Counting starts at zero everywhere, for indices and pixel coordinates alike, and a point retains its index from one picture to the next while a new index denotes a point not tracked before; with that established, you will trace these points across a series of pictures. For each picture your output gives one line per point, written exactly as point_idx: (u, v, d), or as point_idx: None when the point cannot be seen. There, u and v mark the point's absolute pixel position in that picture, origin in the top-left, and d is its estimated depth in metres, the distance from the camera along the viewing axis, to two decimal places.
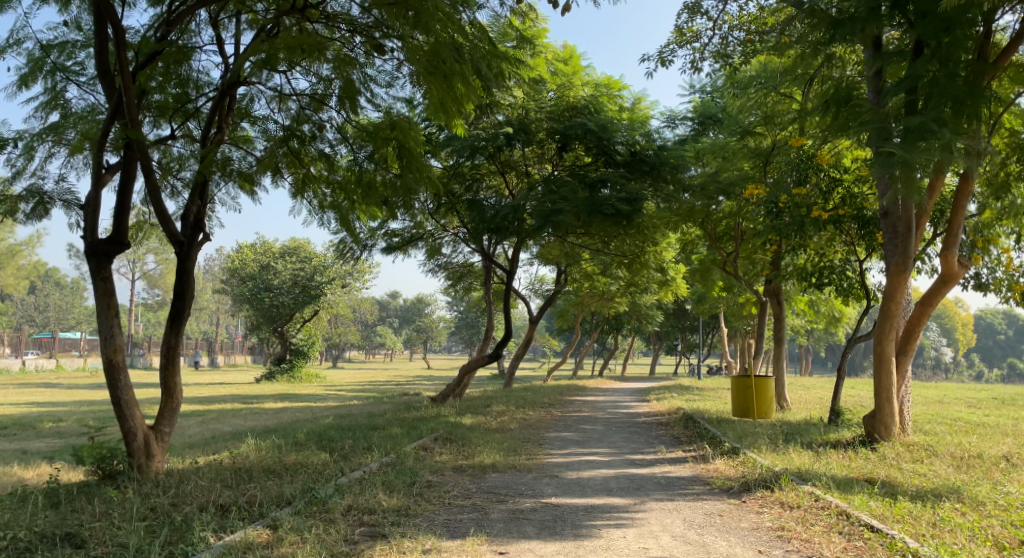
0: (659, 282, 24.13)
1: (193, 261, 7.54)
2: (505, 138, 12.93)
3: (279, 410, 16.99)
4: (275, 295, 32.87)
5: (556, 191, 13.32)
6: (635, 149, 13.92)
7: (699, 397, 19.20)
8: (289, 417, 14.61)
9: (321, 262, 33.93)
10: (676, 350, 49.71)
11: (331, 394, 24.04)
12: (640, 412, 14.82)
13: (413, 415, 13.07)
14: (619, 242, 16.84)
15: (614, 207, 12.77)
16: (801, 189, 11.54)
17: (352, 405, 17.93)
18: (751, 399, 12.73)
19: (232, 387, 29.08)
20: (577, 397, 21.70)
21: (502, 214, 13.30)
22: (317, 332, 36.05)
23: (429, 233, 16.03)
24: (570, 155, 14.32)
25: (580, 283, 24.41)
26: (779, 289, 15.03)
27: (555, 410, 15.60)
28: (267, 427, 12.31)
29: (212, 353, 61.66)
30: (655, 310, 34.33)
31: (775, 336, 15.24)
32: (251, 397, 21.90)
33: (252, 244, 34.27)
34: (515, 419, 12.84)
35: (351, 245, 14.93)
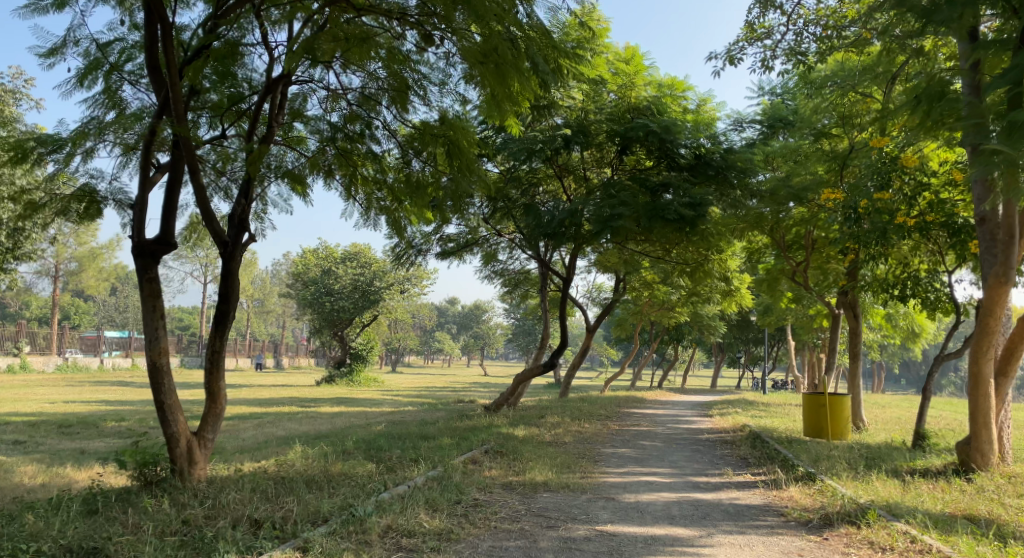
0: (723, 291, 23.25)
1: (239, 260, 7.30)
2: (563, 140, 12.42)
3: (333, 415, 16.84)
4: (335, 299, 33.06)
5: (615, 195, 12.77)
6: (700, 152, 13.25)
7: (766, 414, 18.31)
8: (342, 423, 14.41)
9: (380, 267, 33.98)
10: (740, 363, 48.32)
11: (387, 399, 23.89)
12: (703, 429, 14.11)
13: (465, 425, 12.68)
14: (682, 249, 16.12)
15: (677, 212, 12.14)
16: (882, 194, 10.70)
17: (406, 412, 17.68)
18: (825, 419, 11.90)
19: (291, 390, 29.32)
20: (637, 409, 21.01)
21: (559, 218, 12.80)
22: (376, 337, 36.16)
23: (485, 238, 15.64)
24: (631, 157, 13.71)
25: (640, 292, 23.71)
26: (856, 301, 14.10)
27: (613, 423, 15.01)
28: (317, 433, 12.08)
29: (275, 356, 62.81)
30: (718, 320, 33.28)
31: (851, 351, 14.35)
32: (308, 400, 21.92)
33: (314, 249, 34.56)
34: (571, 432, 12.32)
35: (406, 250, 14.62)
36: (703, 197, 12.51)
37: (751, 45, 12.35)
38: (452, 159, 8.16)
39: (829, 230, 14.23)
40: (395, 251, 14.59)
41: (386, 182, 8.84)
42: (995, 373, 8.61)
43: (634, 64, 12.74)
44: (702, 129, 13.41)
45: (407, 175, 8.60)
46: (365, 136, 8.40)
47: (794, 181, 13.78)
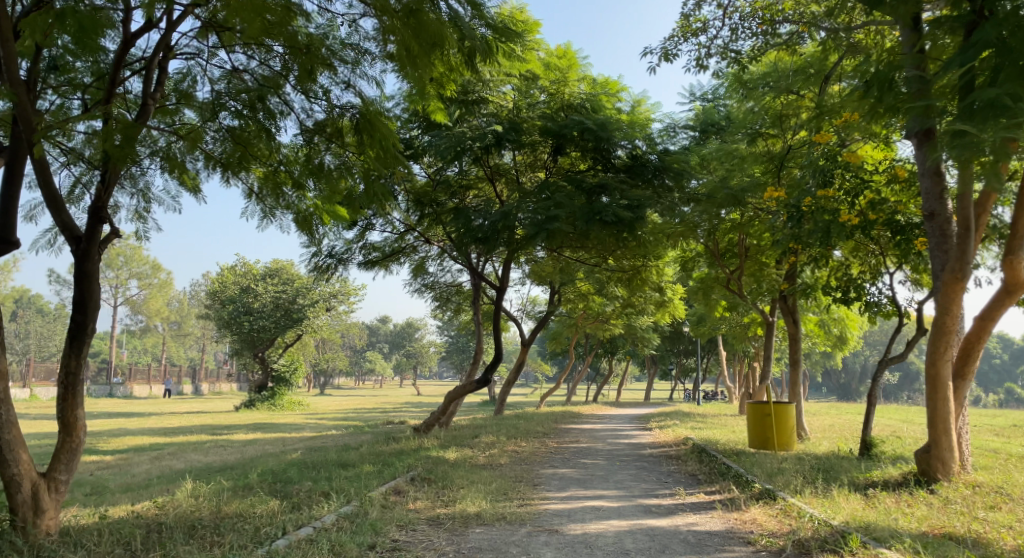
0: (657, 302, 22.83)
1: (95, 264, 6.29)
2: (494, 137, 11.63)
3: (247, 442, 15.47)
4: (254, 318, 31.41)
5: (550, 196, 12.08)
6: (637, 153, 12.79)
7: (705, 426, 17.82)
8: (254, 451, 13.14)
9: (303, 284, 32.47)
10: (673, 375, 48.56)
11: (309, 424, 22.48)
12: (645, 444, 13.42)
13: (391, 449, 11.62)
14: (619, 257, 15.44)
15: (615, 215, 11.55)
16: (829, 188, 10.25)
17: (328, 436, 16.48)
18: (771, 429, 11.35)
19: (206, 417, 27.50)
20: (573, 425, 20.29)
21: (490, 222, 12.01)
22: (300, 358, 34.51)
23: (413, 247, 14.69)
24: (565, 158, 13.02)
25: (574, 304, 23.07)
26: (795, 305, 13.66)
27: (551, 440, 14.18)
28: (224, 466, 10.81)
29: (194, 382, 59.85)
30: (652, 333, 33.07)
31: (791, 358, 13.87)
32: (221, 428, 20.34)
33: (231, 266, 32.65)
34: (507, 453, 11.41)
35: (327, 260, 13.49)
36: (640, 199, 12.01)
37: (685, 41, 11.89)
38: (368, 146, 7.23)
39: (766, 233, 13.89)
40: (313, 261, 13.45)
41: (294, 177, 7.89)
42: (952, 375, 8.11)
43: (565, 57, 12.04)
44: (640, 128, 12.82)
45: (317, 169, 7.65)
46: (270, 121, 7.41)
47: (732, 181, 13.29)
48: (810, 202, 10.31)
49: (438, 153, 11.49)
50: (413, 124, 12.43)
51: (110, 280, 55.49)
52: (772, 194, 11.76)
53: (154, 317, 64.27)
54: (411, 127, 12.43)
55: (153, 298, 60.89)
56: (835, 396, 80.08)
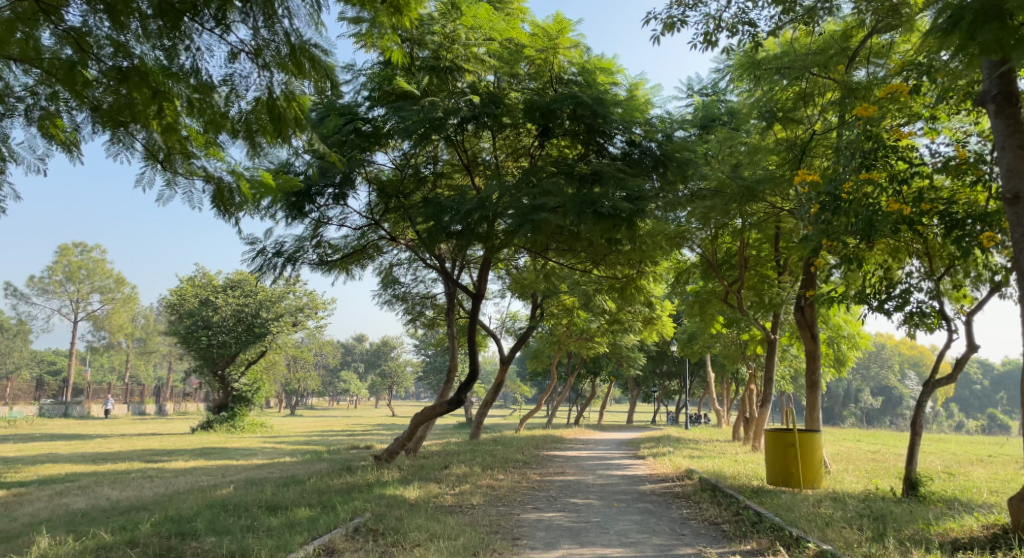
0: (645, 318, 21.05)
1: None
2: (471, 112, 9.83)
3: (182, 472, 13.44)
4: (212, 333, 29.28)
5: (536, 183, 10.33)
6: (635, 138, 11.03)
7: (702, 455, 16.07)
8: (182, 486, 11.16)
9: (267, 296, 30.38)
10: (655, 397, 47.08)
11: (264, 449, 20.37)
12: (641, 477, 11.62)
13: (343, 484, 9.73)
14: (612, 264, 13.64)
15: (612, 205, 9.87)
16: (875, 170, 8.47)
17: (280, 465, 14.51)
18: (793, 463, 9.54)
19: (154, 440, 25.24)
20: (556, 452, 18.44)
21: (466, 212, 10.20)
22: (262, 376, 32.34)
23: (377, 247, 12.82)
24: (554, 143, 11.17)
25: (558, 319, 21.28)
26: (813, 318, 11.88)
27: (533, 472, 12.33)
28: (133, 506, 8.84)
29: (157, 402, 57.26)
30: (638, 352, 31.41)
31: (808, 381, 11.99)
32: (162, 453, 18.16)
33: (190, 277, 30.44)
34: (483, 490, 9.55)
35: (276, 259, 11.57)
36: (640, 190, 10.31)
37: (692, 9, 10.20)
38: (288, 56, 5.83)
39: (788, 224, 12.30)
40: (258, 260, 11.52)
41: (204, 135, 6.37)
42: None
43: (556, 22, 10.11)
44: (641, 113, 10.97)
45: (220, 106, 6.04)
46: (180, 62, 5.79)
47: (747, 172, 11.58)
48: (851, 186, 8.50)
49: (405, 129, 9.65)
50: (375, 100, 10.54)
51: (70, 293, 52.92)
52: (803, 181, 10.02)
53: (117, 333, 61.50)
54: (374, 105, 10.52)
55: (115, 313, 58.26)
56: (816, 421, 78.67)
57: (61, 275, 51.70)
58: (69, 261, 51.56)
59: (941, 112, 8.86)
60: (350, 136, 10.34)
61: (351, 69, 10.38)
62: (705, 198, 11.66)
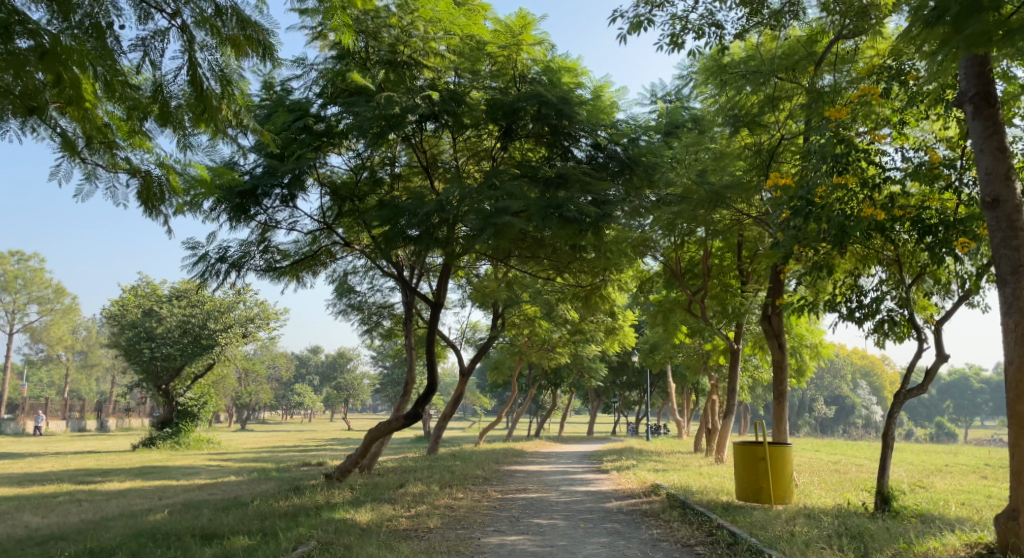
0: (606, 328, 20.71)
1: None
2: (429, 110, 9.34)
3: (116, 494, 12.57)
4: (157, 345, 28.10)
5: (498, 185, 9.84)
6: (603, 140, 10.63)
7: (665, 468, 15.71)
8: (114, 510, 10.36)
9: (216, 306, 29.31)
10: (614, 407, 46.86)
11: (209, 467, 19.41)
12: (606, 493, 11.18)
13: (290, 506, 9.08)
14: (576, 273, 13.24)
15: (577, 209, 9.47)
16: (846, 174, 8.22)
17: (225, 484, 13.72)
18: (763, 477, 9.20)
19: (93, 457, 24.01)
20: (515, 466, 17.91)
21: (424, 214, 9.67)
22: (210, 390, 31.15)
23: (330, 252, 12.21)
24: (516, 145, 10.73)
25: (518, 329, 20.81)
26: (780, 327, 11.64)
27: (492, 489, 11.79)
28: (55, 536, 8.08)
29: (101, 417, 55.14)
30: (598, 362, 31.06)
31: (775, 392, 11.69)
32: (98, 473, 17.12)
33: (134, 286, 29.21)
34: (441, 511, 8.99)
35: (221, 264, 10.86)
36: (606, 193, 9.93)
37: (658, 8, 9.88)
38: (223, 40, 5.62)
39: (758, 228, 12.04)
40: (200, 266, 10.80)
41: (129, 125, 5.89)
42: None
43: (518, 19, 9.69)
44: (607, 119, 10.72)
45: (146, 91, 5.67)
46: (100, 44, 5.28)
47: (714, 177, 11.29)
48: (824, 191, 8.21)
49: (359, 126, 9.15)
50: (328, 97, 10.00)
51: (8, 304, 50.68)
52: (776, 182, 9.76)
53: (58, 345, 59.11)
54: (327, 101, 9.97)
55: (57, 325, 56.00)
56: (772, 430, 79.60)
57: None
58: (7, 271, 49.40)
59: (910, 116, 8.54)
60: (301, 133, 9.75)
61: (303, 64, 9.85)
62: (671, 204, 11.36)
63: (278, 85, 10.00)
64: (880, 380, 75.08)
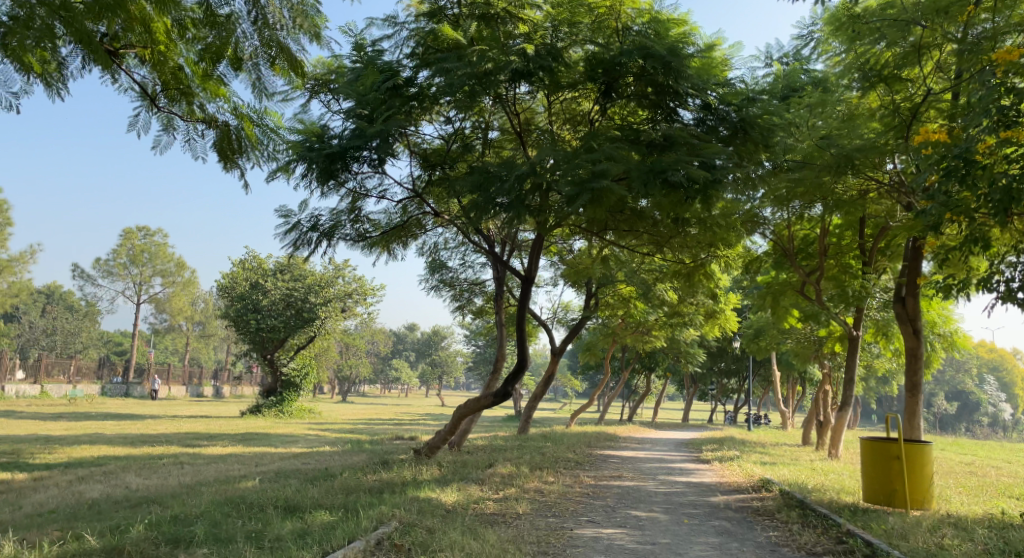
0: (707, 311, 19.54)
1: None
2: (524, 65, 8.67)
3: (215, 459, 12.65)
4: (262, 317, 28.82)
5: (596, 149, 9.09)
6: (717, 101, 9.64)
7: (772, 461, 14.60)
8: (207, 476, 10.31)
9: (317, 281, 29.81)
10: (712, 395, 45.34)
11: (306, 436, 19.56)
12: (711, 486, 10.32)
13: (377, 481, 8.70)
14: (680, 251, 12.29)
15: (685, 173, 8.61)
16: (1020, 127, 7.15)
17: (318, 455, 13.62)
18: (896, 479, 8.26)
19: (200, 422, 24.83)
20: (610, 451, 17.18)
21: (517, 176, 9.04)
22: (311, 362, 31.80)
23: (420, 223, 11.78)
24: (616, 107, 9.90)
25: (613, 310, 19.99)
26: (916, 311, 10.45)
27: (586, 474, 11.11)
28: (145, 500, 7.96)
29: (214, 384, 57.88)
30: (697, 347, 29.81)
31: (907, 382, 10.47)
32: (202, 437, 17.47)
33: (242, 259, 30.03)
34: (531, 495, 8.40)
35: (312, 234, 10.55)
36: (718, 157, 8.96)
37: None
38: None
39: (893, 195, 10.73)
40: (292, 235, 10.50)
41: (209, 77, 5.94)
42: None
43: None
44: (721, 79, 9.71)
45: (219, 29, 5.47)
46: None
47: (843, 140, 10.12)
48: (988, 147, 7.22)
49: (449, 83, 8.65)
50: (418, 57, 9.48)
51: (133, 276, 53.68)
52: (927, 139, 8.55)
53: (178, 316, 62.34)
54: (417, 61, 9.45)
55: (178, 297, 58.92)
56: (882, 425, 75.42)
57: (125, 259, 52.57)
58: (132, 245, 52.43)
59: None
60: (390, 94, 9.29)
61: (393, 22, 9.36)
62: (792, 172, 10.41)
63: (369, 45, 9.54)
64: (1006, 376, 69.77)
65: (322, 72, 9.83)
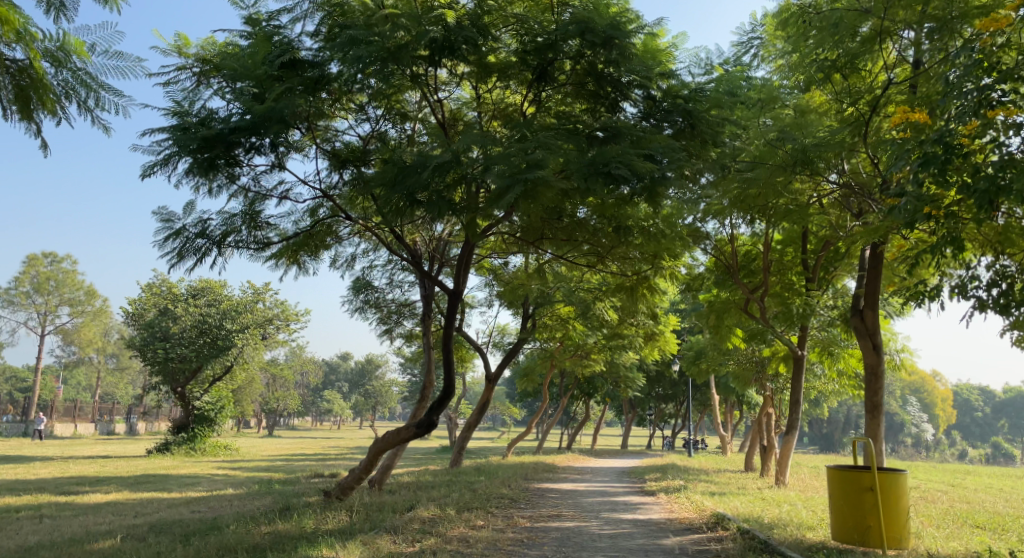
0: (646, 333, 18.57)
1: None
2: (443, 40, 7.51)
3: (87, 509, 10.81)
4: (171, 345, 26.60)
5: (529, 139, 7.95)
6: (663, 91, 8.66)
7: (721, 491, 13.53)
8: (65, 532, 8.56)
9: (233, 306, 27.80)
10: (649, 421, 44.53)
11: (212, 477, 17.56)
12: (660, 525, 9.13)
13: (266, 536, 7.18)
14: (621, 263, 11.17)
15: (628, 166, 7.53)
16: (1009, 105, 6.22)
17: (216, 500, 11.89)
18: (868, 514, 7.22)
19: (95, 463, 22.40)
20: (547, 484, 15.89)
21: (436, 166, 7.75)
22: (227, 394, 29.55)
23: (333, 230, 10.41)
24: (554, 98, 8.81)
25: (550, 332, 18.83)
26: (875, 324, 9.57)
27: (520, 515, 9.76)
28: None
29: (127, 420, 54.19)
30: (636, 371, 28.86)
31: (869, 402, 9.54)
32: (86, 482, 15.38)
33: (150, 283, 27.81)
34: (452, 547, 7.01)
35: (201, 242, 8.95)
36: (665, 150, 7.95)
37: None
38: None
39: (848, 196, 9.93)
40: (175, 242, 8.87)
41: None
42: None
43: None
44: (666, 67, 8.77)
45: None
46: None
47: (799, 135, 9.26)
48: (972, 131, 6.29)
49: (356, 58, 7.36)
50: (321, 33, 8.19)
51: (38, 305, 50.05)
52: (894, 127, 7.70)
53: (87, 348, 58.46)
54: (321, 37, 8.16)
55: (88, 327, 55.17)
56: (814, 447, 76.16)
57: (28, 287, 48.94)
58: (38, 272, 48.92)
59: None
60: (285, 71, 7.99)
61: None
62: (743, 170, 9.44)
63: (264, 20, 8.22)
64: (929, 396, 71.63)
65: (211, 53, 8.49)
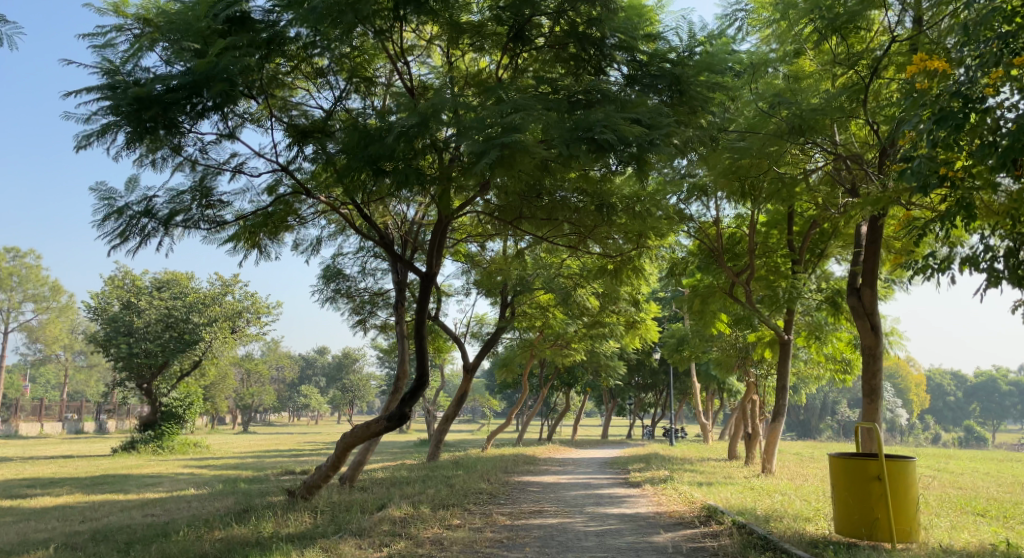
0: (628, 320, 17.97)
1: None
2: None
3: (31, 514, 10.00)
4: (136, 340, 25.60)
5: (505, 103, 7.27)
6: (650, 54, 8.00)
7: (709, 482, 12.97)
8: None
9: (199, 299, 26.83)
10: (630, 410, 44.09)
11: (176, 476, 16.72)
12: (649, 521, 8.52)
13: (217, 543, 6.47)
14: (604, 244, 10.51)
15: (613, 130, 6.87)
16: None
17: (173, 501, 11.11)
18: (874, 505, 6.67)
19: (55, 464, 21.41)
20: (528, 478, 15.24)
21: (400, 132, 7.05)
22: (197, 390, 28.59)
23: (294, 210, 9.65)
24: (532, 62, 8.11)
25: (530, 321, 18.17)
26: (872, 304, 9.03)
27: (499, 512, 9.11)
28: None
29: (97, 419, 52.86)
30: (616, 360, 28.31)
31: (867, 385, 8.99)
32: (39, 484, 14.50)
33: (113, 276, 26.75)
34: (424, 550, 6.35)
35: (146, 222, 8.18)
36: (651, 115, 7.30)
37: None
38: None
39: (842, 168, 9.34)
40: (116, 222, 8.08)
41: None
42: None
43: None
44: (651, 27, 8.11)
45: None
46: None
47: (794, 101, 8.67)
48: (998, 80, 5.76)
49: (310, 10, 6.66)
50: None
51: (1, 302, 48.56)
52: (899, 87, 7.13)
53: (54, 345, 56.93)
54: None
55: (55, 324, 53.70)
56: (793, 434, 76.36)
57: None
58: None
59: None
60: (231, 26, 7.29)
61: None
62: (734, 140, 8.82)
63: None
64: (904, 381, 72.11)
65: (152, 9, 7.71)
